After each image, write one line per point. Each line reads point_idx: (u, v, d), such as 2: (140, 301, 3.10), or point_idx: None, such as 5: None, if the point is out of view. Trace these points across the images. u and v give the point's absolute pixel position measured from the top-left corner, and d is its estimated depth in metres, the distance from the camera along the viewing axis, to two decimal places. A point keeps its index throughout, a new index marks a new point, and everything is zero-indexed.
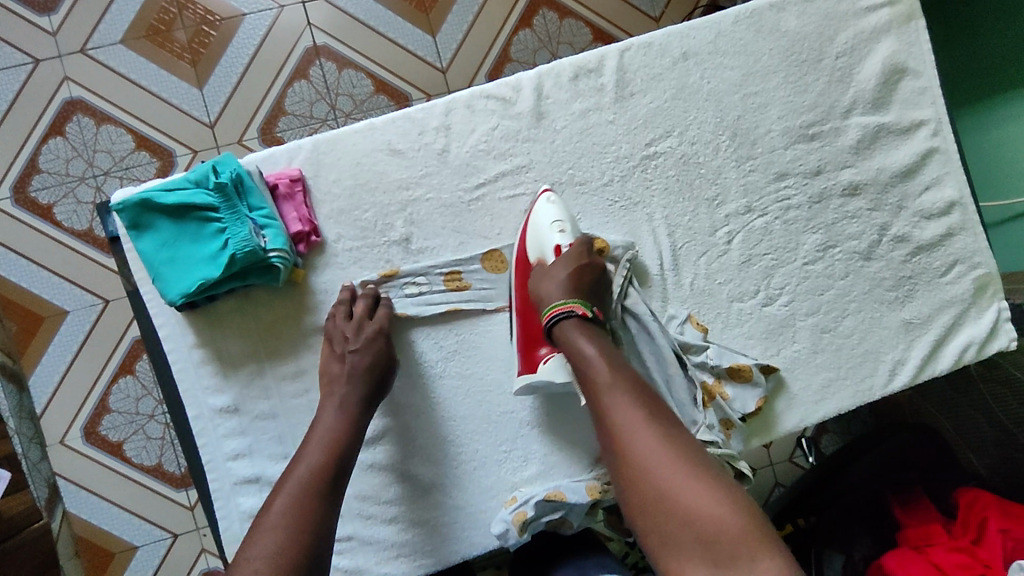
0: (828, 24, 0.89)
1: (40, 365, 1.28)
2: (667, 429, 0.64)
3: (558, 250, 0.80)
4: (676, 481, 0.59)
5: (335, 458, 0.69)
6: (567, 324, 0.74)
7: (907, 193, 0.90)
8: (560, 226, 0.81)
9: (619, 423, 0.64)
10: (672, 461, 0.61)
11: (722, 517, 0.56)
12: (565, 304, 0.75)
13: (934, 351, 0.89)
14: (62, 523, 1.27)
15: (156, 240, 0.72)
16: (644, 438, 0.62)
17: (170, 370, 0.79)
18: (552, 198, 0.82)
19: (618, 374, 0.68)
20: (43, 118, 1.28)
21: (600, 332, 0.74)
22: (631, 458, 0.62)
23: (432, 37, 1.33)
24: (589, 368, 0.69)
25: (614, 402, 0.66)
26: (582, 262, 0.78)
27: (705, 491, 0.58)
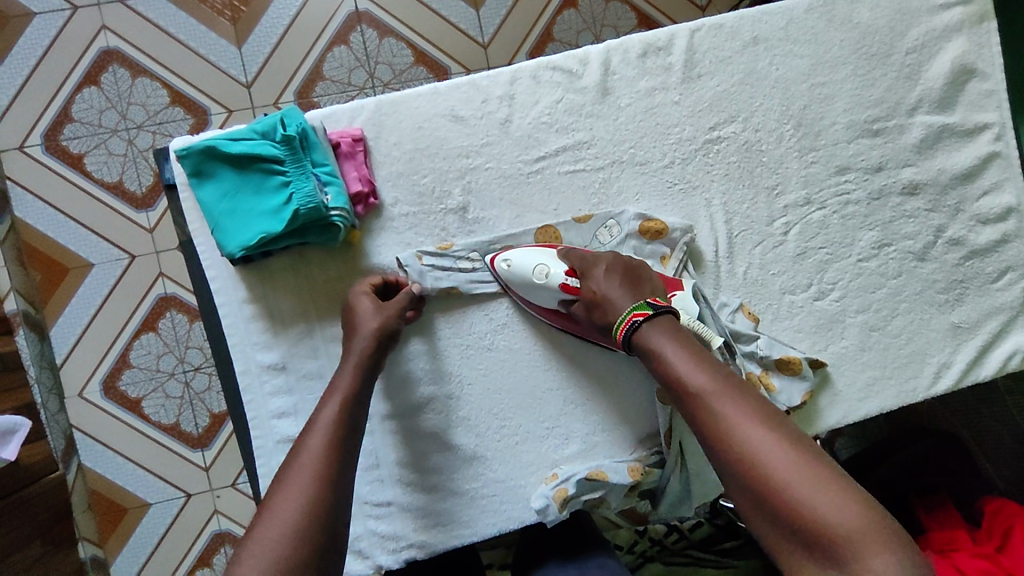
0: (900, 18, 0.88)
1: (62, 316, 1.27)
2: (774, 425, 0.60)
3: (569, 284, 0.77)
4: (792, 480, 0.55)
5: (350, 418, 0.65)
6: (647, 329, 0.69)
7: (966, 196, 0.89)
8: (545, 270, 0.78)
9: (720, 421, 0.61)
10: (788, 459, 0.57)
11: (843, 516, 0.52)
12: (625, 321, 0.71)
13: (980, 357, 0.87)
14: (76, 475, 1.26)
15: (219, 190, 0.71)
16: (751, 438, 0.59)
17: (219, 323, 0.78)
18: (509, 258, 0.79)
19: (711, 375, 0.64)
20: (79, 67, 1.25)
21: (677, 326, 0.70)
22: (737, 460, 0.59)
23: (475, 11, 1.31)
24: (678, 368, 0.66)
25: (712, 404, 0.62)
26: (599, 271, 0.75)
27: (829, 492, 0.54)
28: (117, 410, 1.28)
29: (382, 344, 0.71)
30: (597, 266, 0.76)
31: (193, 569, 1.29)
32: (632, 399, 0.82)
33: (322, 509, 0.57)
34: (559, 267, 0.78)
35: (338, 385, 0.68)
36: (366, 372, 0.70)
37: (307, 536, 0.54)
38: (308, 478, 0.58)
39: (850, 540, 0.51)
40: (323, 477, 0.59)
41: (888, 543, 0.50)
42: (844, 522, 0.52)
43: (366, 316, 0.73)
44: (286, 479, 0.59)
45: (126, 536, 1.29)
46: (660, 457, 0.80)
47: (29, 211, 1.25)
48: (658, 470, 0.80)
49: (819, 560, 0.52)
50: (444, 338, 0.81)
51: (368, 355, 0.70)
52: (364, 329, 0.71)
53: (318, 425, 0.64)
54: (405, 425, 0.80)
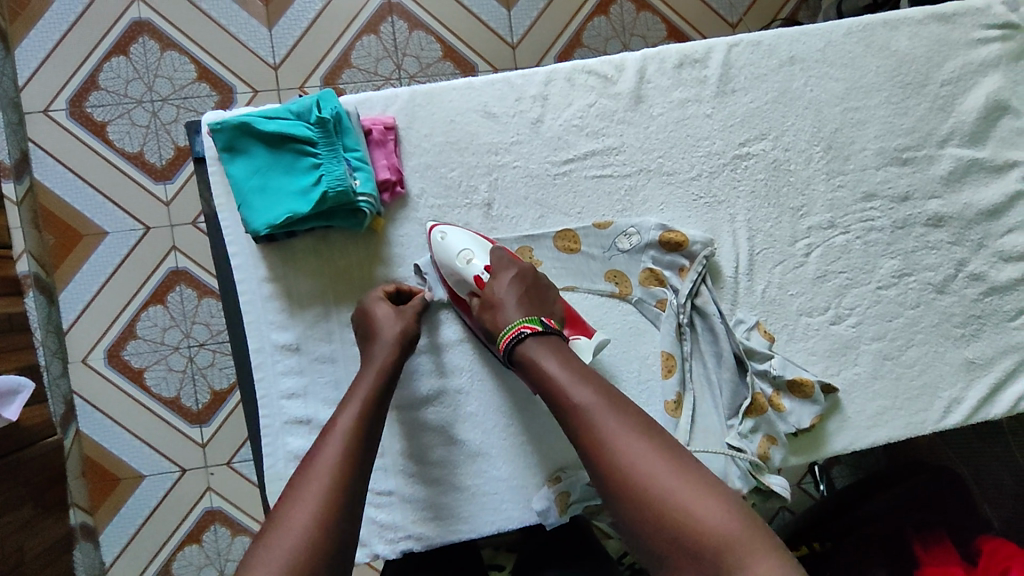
0: (937, 49, 0.88)
1: (71, 282, 1.27)
2: (652, 435, 0.59)
3: (478, 279, 0.76)
4: (673, 490, 0.54)
5: (369, 424, 0.64)
6: (530, 343, 0.68)
7: (990, 232, 0.88)
8: (467, 254, 0.76)
9: (597, 436, 0.59)
10: (666, 470, 0.56)
11: (722, 520, 0.52)
12: (514, 328, 0.69)
13: (992, 394, 0.87)
14: (72, 442, 1.26)
15: (250, 166, 0.71)
16: (633, 450, 0.57)
17: (236, 299, 0.78)
18: (443, 235, 0.77)
19: (592, 389, 0.62)
20: (110, 36, 1.26)
21: (558, 344, 0.69)
22: (616, 476, 0.56)
23: (506, 11, 1.31)
24: (557, 386, 0.63)
25: (597, 419, 0.60)
26: (509, 275, 0.74)
27: (704, 501, 0.53)
28: (119, 380, 1.28)
29: (404, 350, 0.71)
30: (511, 271, 0.75)
31: (182, 544, 1.28)
32: None
33: (337, 513, 0.55)
34: (482, 256, 0.77)
35: (357, 389, 0.66)
36: (388, 381, 0.69)
37: (325, 535, 0.53)
38: (324, 479, 0.57)
39: (732, 545, 0.51)
40: (337, 474, 0.58)
41: (763, 544, 0.51)
42: (725, 528, 0.51)
43: (388, 322, 0.72)
44: (301, 483, 0.57)
45: (117, 506, 1.28)
46: None
47: (48, 175, 1.26)
48: None
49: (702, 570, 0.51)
50: (447, 326, 0.81)
51: (389, 360, 0.69)
52: (387, 336, 0.71)
53: (336, 427, 0.63)
54: (411, 415, 0.80)
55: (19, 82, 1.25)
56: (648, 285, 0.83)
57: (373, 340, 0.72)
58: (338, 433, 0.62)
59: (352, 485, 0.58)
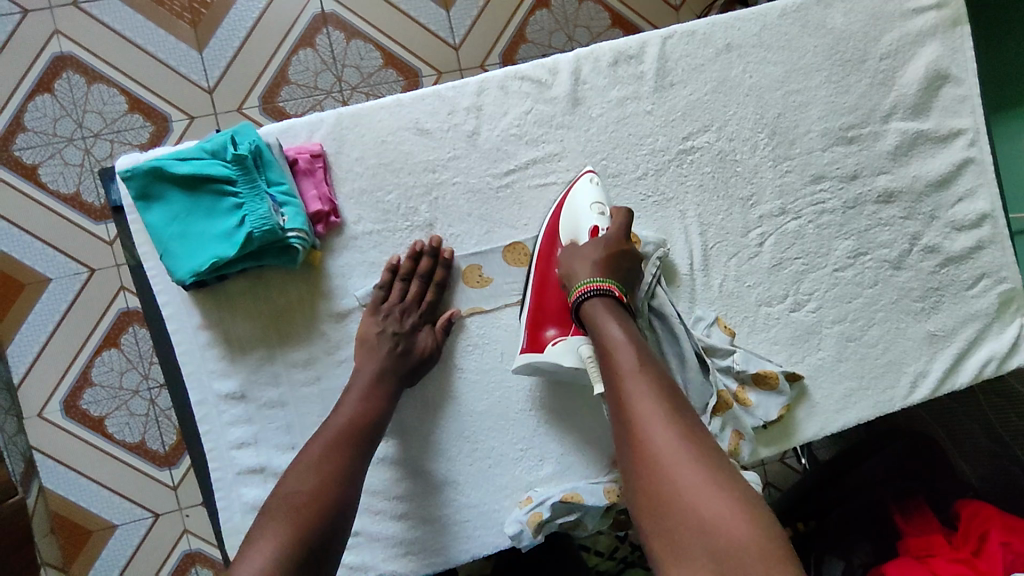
0: (874, 23, 0.86)
1: (19, 334, 1.21)
2: (684, 418, 0.59)
3: (593, 231, 0.75)
4: (694, 485, 0.54)
5: (345, 457, 0.66)
6: (596, 303, 0.69)
7: (941, 203, 0.88)
8: (600, 207, 0.76)
9: (637, 412, 0.60)
10: (693, 463, 0.56)
11: (736, 530, 0.51)
12: (600, 281, 0.70)
13: (956, 364, 0.87)
14: (38, 498, 1.21)
15: (167, 213, 0.67)
16: (661, 436, 0.58)
17: (174, 350, 0.74)
18: (594, 179, 0.77)
19: (646, 363, 0.63)
20: (30, 73, 1.19)
21: (629, 317, 0.69)
22: (645, 456, 0.58)
23: (446, 12, 1.26)
24: (613, 351, 0.65)
25: (631, 388, 0.61)
26: (619, 248, 0.73)
27: (723, 505, 0.53)
28: (79, 430, 1.22)
29: (378, 393, 0.71)
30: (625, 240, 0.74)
31: None
32: (596, 427, 0.79)
33: (297, 547, 0.58)
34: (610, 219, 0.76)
35: (334, 421, 0.68)
36: (362, 413, 0.70)
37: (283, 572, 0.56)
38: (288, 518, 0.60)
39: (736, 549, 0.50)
40: (302, 511, 0.61)
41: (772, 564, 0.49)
42: (736, 536, 0.51)
43: (360, 375, 0.72)
44: (269, 519, 0.60)
45: (91, 559, 1.23)
46: None
47: None
48: None
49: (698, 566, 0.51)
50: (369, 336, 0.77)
51: (365, 404, 0.70)
52: (353, 393, 0.70)
53: (305, 463, 0.65)
54: None
55: None
56: None
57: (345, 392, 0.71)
58: (308, 471, 0.64)
59: (319, 522, 0.60)
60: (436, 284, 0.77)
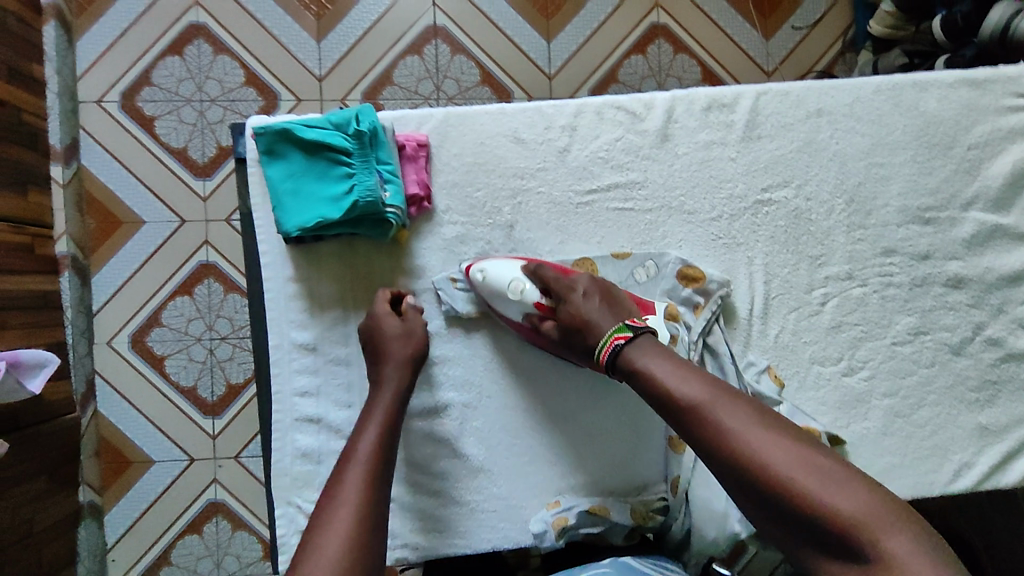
0: (966, 113, 0.88)
1: (108, 265, 1.30)
2: (756, 415, 0.58)
3: (541, 305, 0.77)
4: (802, 474, 0.53)
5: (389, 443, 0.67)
6: (624, 353, 0.67)
7: (1010, 298, 0.88)
8: (516, 284, 0.77)
9: (713, 426, 0.58)
10: (789, 453, 0.54)
11: (863, 504, 0.50)
12: (608, 343, 0.69)
13: (1004, 462, 0.85)
14: (90, 421, 1.29)
15: (286, 171, 0.76)
16: (751, 440, 0.56)
17: (262, 296, 0.81)
18: (483, 272, 0.79)
19: (697, 380, 0.62)
20: (167, 36, 1.31)
21: (652, 342, 0.68)
22: (739, 465, 0.55)
23: (547, 42, 1.34)
24: (662, 383, 0.63)
25: (697, 406, 0.60)
26: (578, 293, 0.74)
27: (834, 483, 0.52)
28: (140, 364, 1.30)
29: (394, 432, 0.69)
30: (571, 288, 0.75)
31: (183, 533, 1.30)
32: (630, 447, 0.82)
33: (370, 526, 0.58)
34: (534, 285, 0.77)
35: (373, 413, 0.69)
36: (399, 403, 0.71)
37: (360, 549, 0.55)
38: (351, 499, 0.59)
39: (865, 522, 0.49)
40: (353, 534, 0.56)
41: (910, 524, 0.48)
42: (858, 508, 0.49)
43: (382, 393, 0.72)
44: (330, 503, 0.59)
45: (125, 488, 1.30)
46: (665, 504, 0.79)
47: (97, 162, 1.30)
48: (660, 515, 0.79)
49: (845, 559, 0.49)
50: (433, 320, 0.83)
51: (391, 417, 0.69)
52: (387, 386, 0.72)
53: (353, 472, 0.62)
54: (411, 423, 0.81)
55: (77, 72, 1.30)
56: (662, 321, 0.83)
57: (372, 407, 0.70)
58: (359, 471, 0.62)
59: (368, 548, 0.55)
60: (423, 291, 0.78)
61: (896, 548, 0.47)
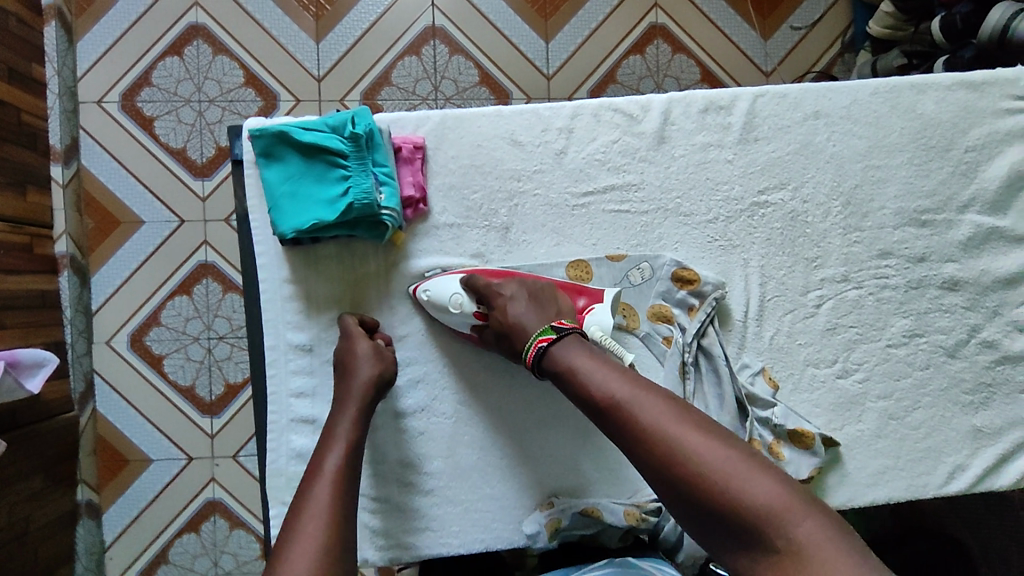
0: (964, 116, 0.88)
1: (106, 265, 1.30)
2: (676, 410, 0.60)
3: (478, 317, 0.79)
4: (715, 465, 0.55)
5: (354, 462, 0.67)
6: (552, 355, 0.70)
7: (1006, 301, 0.88)
8: (458, 299, 0.79)
9: (636, 420, 0.60)
10: (704, 445, 0.57)
11: (770, 491, 0.52)
12: (534, 344, 0.72)
13: (998, 465, 0.85)
14: (88, 420, 1.29)
15: (283, 173, 0.76)
16: (670, 433, 0.58)
17: (258, 297, 0.81)
18: (427, 292, 0.80)
19: (622, 378, 0.64)
20: (167, 36, 1.32)
21: (580, 342, 0.70)
22: (658, 459, 0.57)
23: (545, 43, 1.34)
24: (590, 381, 0.65)
25: (621, 402, 0.62)
26: (505, 295, 0.76)
27: (744, 471, 0.54)
28: (138, 364, 1.30)
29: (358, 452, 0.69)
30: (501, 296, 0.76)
31: (180, 532, 1.30)
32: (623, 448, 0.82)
33: (339, 545, 0.58)
34: (468, 295, 0.79)
35: (338, 432, 0.69)
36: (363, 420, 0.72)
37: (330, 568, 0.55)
38: (319, 518, 0.59)
39: (770, 510, 0.51)
40: (324, 553, 0.56)
41: (813, 511, 0.51)
42: (765, 497, 0.52)
43: (345, 413, 0.72)
44: (293, 525, 0.59)
45: (122, 487, 1.30)
46: (658, 506, 0.78)
47: (96, 162, 1.31)
48: (654, 517, 0.77)
49: (752, 545, 0.52)
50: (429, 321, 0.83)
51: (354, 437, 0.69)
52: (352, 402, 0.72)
53: (320, 493, 0.62)
54: (404, 423, 0.81)
55: (77, 72, 1.30)
56: (655, 322, 0.85)
57: (336, 427, 0.70)
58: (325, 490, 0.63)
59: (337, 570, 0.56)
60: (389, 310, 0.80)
61: (802, 535, 0.50)
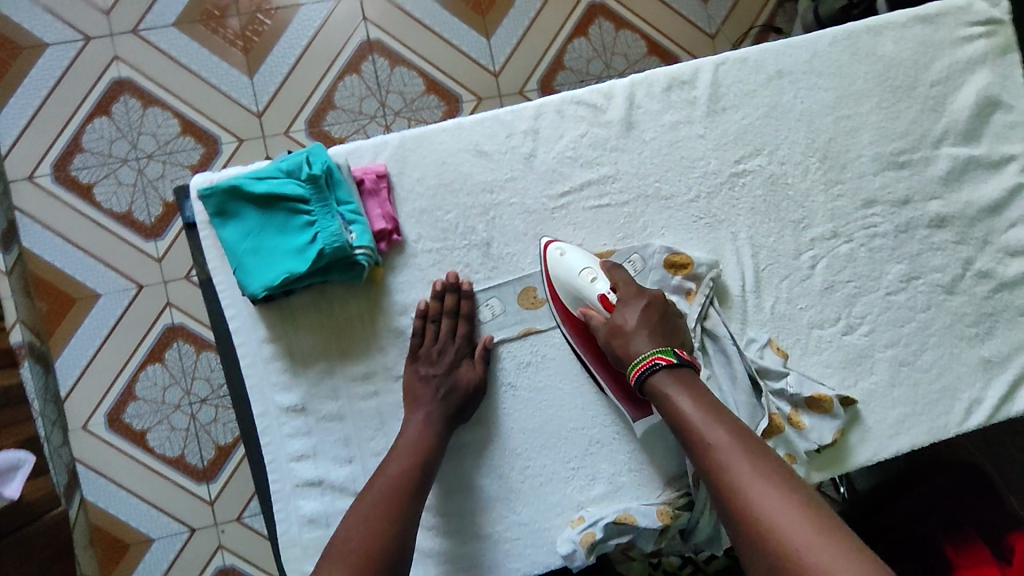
0: (923, 51, 0.87)
1: (68, 347, 1.22)
2: (775, 475, 0.61)
3: (602, 299, 0.75)
4: (803, 541, 0.56)
5: (414, 472, 0.70)
6: (661, 377, 0.70)
7: (994, 228, 0.87)
8: (591, 273, 0.76)
9: (727, 475, 0.62)
10: (794, 518, 0.57)
11: None
12: (649, 357, 0.70)
13: (1012, 392, 0.85)
14: (79, 510, 1.21)
15: (243, 229, 0.72)
16: (761, 497, 0.59)
17: (237, 363, 0.77)
18: (563, 250, 0.77)
19: (726, 428, 0.65)
20: (91, 97, 1.23)
21: (690, 375, 0.70)
22: (744, 516, 0.59)
23: (487, 40, 1.30)
24: (685, 422, 0.66)
25: (717, 453, 0.64)
26: (640, 302, 0.74)
27: (833, 556, 0.54)
28: (121, 443, 1.23)
29: (422, 457, 0.71)
30: (640, 299, 0.74)
31: None
32: (644, 448, 0.79)
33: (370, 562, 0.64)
34: (607, 278, 0.77)
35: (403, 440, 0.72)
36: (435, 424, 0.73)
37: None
38: (360, 532, 0.66)
39: None
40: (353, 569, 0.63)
41: None
42: None
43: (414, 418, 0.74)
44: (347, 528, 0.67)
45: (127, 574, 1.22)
46: (689, 499, 0.77)
47: (38, 242, 1.22)
48: (688, 511, 0.76)
49: None
50: None
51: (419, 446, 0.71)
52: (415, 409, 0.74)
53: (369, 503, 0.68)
54: None
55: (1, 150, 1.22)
56: None
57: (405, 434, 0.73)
58: (377, 499, 0.68)
59: None
60: (465, 318, 0.78)
61: None
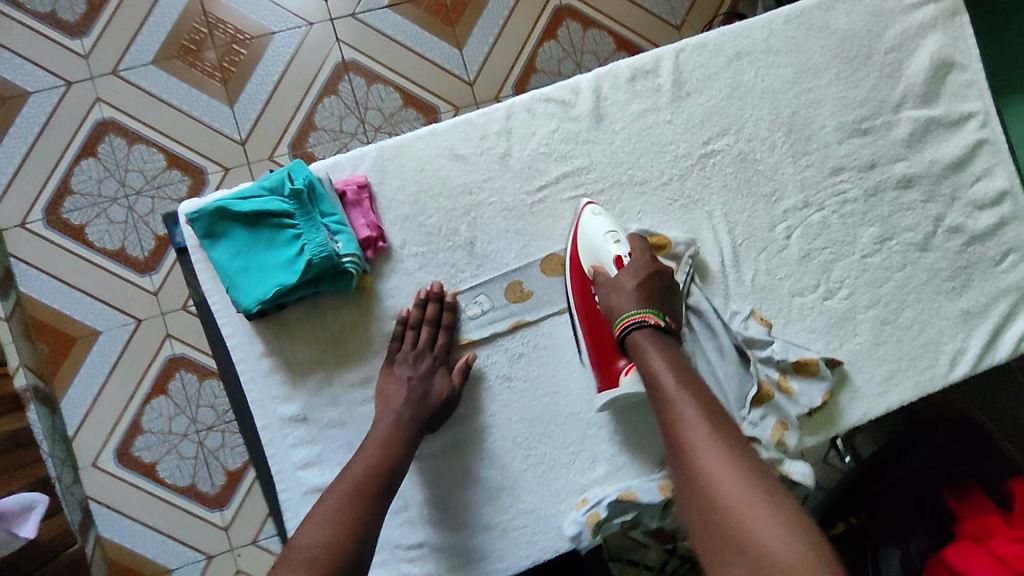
0: (876, 21, 0.90)
1: (73, 386, 1.24)
2: (734, 444, 0.62)
3: (618, 259, 0.77)
4: (746, 505, 0.57)
5: (380, 471, 0.71)
6: (640, 335, 0.72)
7: (960, 183, 0.90)
8: (614, 236, 0.78)
9: (687, 435, 0.63)
10: (742, 484, 0.58)
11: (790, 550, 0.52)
12: (638, 313, 0.73)
13: (993, 340, 0.87)
14: (95, 547, 1.22)
15: (232, 249, 0.74)
16: (715, 458, 0.61)
17: (238, 380, 0.79)
18: (597, 211, 0.79)
19: (694, 393, 0.67)
20: (76, 139, 1.26)
21: (671, 341, 0.73)
22: (696, 474, 0.61)
23: (458, 50, 1.33)
24: (657, 383, 0.68)
25: (681, 415, 0.65)
26: (651, 268, 0.76)
27: (772, 522, 0.55)
28: (132, 476, 1.24)
29: (390, 456, 0.73)
30: (651, 267, 0.76)
31: None
32: (641, 426, 0.81)
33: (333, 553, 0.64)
34: (627, 244, 0.78)
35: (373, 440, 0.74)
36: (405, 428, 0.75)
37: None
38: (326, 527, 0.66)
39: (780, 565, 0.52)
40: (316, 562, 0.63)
41: None
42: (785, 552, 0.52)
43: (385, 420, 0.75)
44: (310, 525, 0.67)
45: None
46: None
47: (35, 285, 1.24)
48: None
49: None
50: None
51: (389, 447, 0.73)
52: (388, 412, 0.75)
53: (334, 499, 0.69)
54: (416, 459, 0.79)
55: None
56: None
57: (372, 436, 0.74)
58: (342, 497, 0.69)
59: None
60: (446, 328, 0.80)
61: None
